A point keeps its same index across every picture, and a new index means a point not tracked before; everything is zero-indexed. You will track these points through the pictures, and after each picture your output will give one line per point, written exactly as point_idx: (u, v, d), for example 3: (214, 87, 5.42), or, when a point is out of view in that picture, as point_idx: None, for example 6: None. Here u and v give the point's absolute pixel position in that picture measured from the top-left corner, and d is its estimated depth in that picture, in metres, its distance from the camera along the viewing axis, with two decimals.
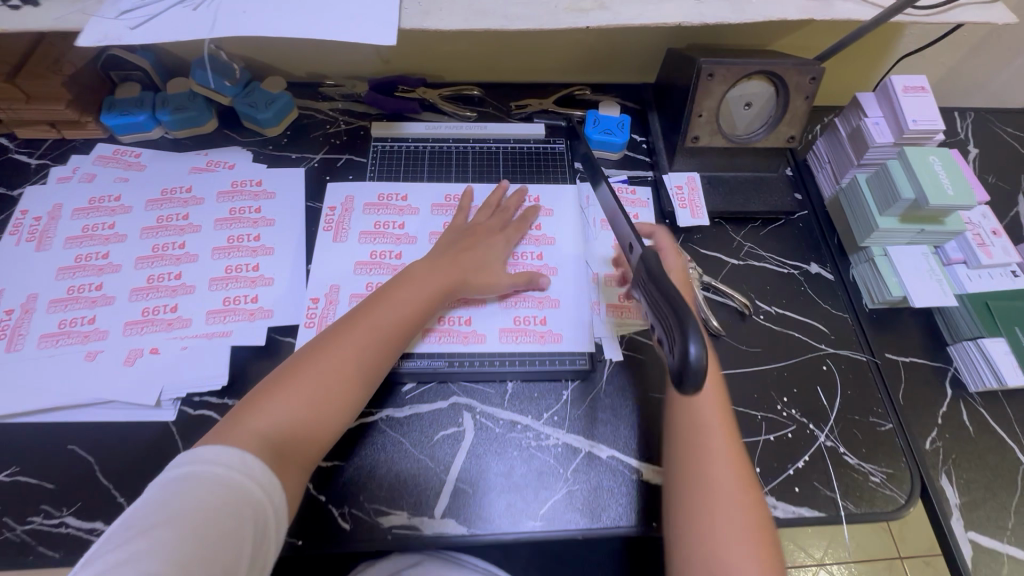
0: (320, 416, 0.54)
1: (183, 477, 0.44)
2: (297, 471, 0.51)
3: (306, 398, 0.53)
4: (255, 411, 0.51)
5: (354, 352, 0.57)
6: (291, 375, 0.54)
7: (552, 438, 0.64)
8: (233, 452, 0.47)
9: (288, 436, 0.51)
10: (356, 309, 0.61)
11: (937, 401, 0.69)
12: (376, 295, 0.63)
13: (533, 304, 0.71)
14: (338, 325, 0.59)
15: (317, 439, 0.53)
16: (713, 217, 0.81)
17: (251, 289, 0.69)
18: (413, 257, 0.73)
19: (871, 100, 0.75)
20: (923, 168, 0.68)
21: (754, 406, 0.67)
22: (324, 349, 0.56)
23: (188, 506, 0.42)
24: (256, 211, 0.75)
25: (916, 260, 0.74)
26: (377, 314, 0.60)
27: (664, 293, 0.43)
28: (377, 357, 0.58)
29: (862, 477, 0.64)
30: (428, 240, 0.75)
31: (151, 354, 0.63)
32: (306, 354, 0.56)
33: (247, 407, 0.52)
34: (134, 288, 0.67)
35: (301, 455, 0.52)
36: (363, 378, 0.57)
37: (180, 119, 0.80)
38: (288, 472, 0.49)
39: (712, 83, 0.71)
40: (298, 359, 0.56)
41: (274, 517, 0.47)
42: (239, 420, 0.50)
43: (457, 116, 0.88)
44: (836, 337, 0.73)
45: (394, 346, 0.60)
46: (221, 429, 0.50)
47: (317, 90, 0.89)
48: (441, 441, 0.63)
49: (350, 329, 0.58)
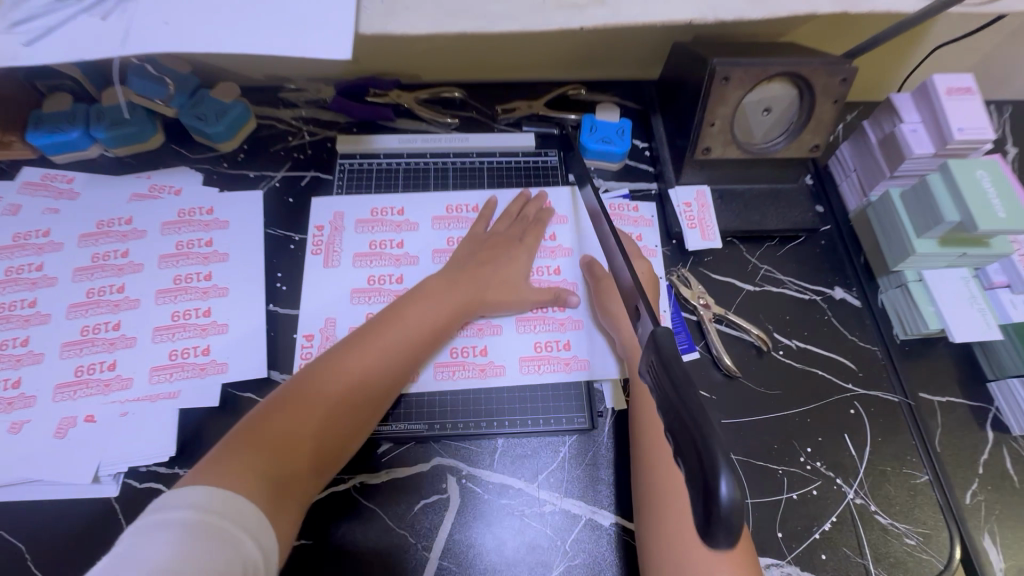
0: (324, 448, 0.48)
1: (159, 526, 0.38)
2: (294, 509, 0.45)
3: (311, 427, 0.48)
4: (254, 438, 0.45)
5: (366, 378, 0.52)
6: (297, 400, 0.48)
7: (548, 505, 0.57)
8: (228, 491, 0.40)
9: (290, 468, 0.45)
10: (369, 326, 0.56)
11: (977, 447, 0.62)
12: (391, 311, 0.57)
13: (555, 326, 0.65)
14: (350, 344, 0.54)
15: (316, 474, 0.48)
16: (726, 236, 0.72)
17: (201, 339, 0.61)
18: (417, 280, 0.66)
19: (907, 103, 0.66)
20: (969, 184, 0.61)
21: (774, 459, 0.60)
22: (335, 371, 0.51)
23: (163, 556, 0.35)
24: (206, 244, 0.66)
25: (956, 287, 0.65)
26: (389, 337, 0.55)
27: (679, 395, 0.32)
28: (388, 383, 0.53)
29: (896, 540, 0.57)
30: (432, 259, 0.68)
31: (86, 423, 0.55)
32: (314, 375, 0.51)
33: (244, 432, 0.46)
34: (65, 343, 0.59)
35: (298, 489, 0.46)
36: (370, 406, 0.52)
37: (119, 136, 0.70)
38: (282, 516, 0.43)
39: (727, 88, 0.62)
40: (304, 379, 0.50)
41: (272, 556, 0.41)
42: (236, 447, 0.44)
43: (435, 123, 0.77)
44: (864, 375, 0.65)
45: (406, 372, 0.55)
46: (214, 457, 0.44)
47: (277, 95, 0.78)
48: (422, 514, 0.56)
49: (364, 350, 0.53)
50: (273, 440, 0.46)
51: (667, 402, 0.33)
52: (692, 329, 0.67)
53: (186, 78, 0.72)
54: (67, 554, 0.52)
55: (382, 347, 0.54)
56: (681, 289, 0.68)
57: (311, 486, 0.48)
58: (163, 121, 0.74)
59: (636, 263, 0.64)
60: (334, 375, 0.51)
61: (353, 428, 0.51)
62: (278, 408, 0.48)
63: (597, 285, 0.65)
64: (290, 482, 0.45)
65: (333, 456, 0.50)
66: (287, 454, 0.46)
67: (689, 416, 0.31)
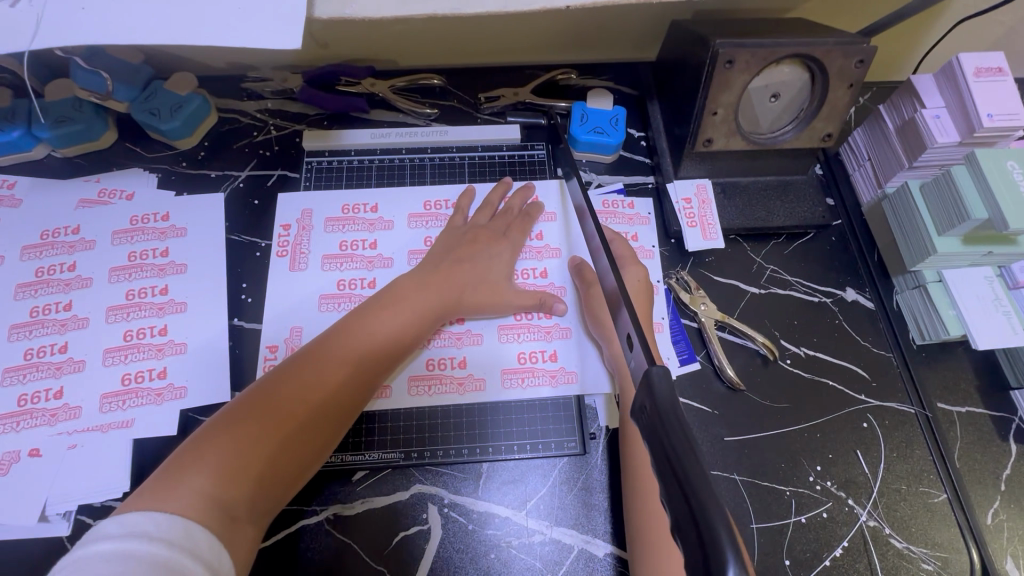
0: (281, 473, 0.43)
1: (122, 555, 0.33)
2: (246, 544, 0.40)
3: (266, 449, 0.42)
4: (199, 464, 0.39)
5: (329, 392, 0.47)
6: (250, 418, 0.43)
7: (537, 535, 0.52)
8: (169, 521, 0.35)
9: (242, 498, 0.40)
10: (331, 332, 0.50)
11: (999, 461, 0.58)
12: (357, 316, 0.52)
13: (541, 334, 0.60)
14: (310, 353, 0.48)
15: (271, 503, 0.43)
16: (729, 234, 0.66)
17: (157, 360, 0.56)
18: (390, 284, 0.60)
19: (928, 85, 0.60)
20: (999, 175, 0.55)
21: (781, 479, 0.55)
22: (297, 382, 0.46)
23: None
24: (162, 254, 0.60)
25: (979, 287, 0.60)
26: (357, 341, 0.50)
27: (674, 453, 0.28)
28: (354, 397, 0.48)
29: (912, 566, 0.53)
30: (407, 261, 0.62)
31: (31, 458, 0.51)
32: (269, 390, 0.45)
33: (187, 457, 0.40)
34: (6, 369, 0.54)
35: (254, 515, 0.41)
36: (333, 423, 0.47)
37: (65, 135, 0.63)
38: (235, 547, 0.38)
39: (731, 73, 0.56)
40: (257, 393, 0.45)
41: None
42: (178, 477, 0.38)
43: (414, 115, 0.70)
44: (878, 385, 0.60)
45: (375, 382, 0.50)
46: (151, 489, 0.38)
47: (240, 85, 0.71)
48: (400, 548, 0.51)
49: (326, 360, 0.47)
50: (222, 466, 0.40)
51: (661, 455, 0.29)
52: (692, 337, 0.62)
53: (136, 69, 0.64)
54: None
55: (347, 357, 0.48)
56: (680, 294, 0.62)
57: (265, 516, 0.42)
58: (116, 117, 0.67)
59: (631, 268, 0.59)
60: (292, 389, 0.45)
61: (313, 449, 0.45)
62: (228, 429, 0.42)
63: (587, 289, 0.59)
64: (242, 513, 0.40)
65: (292, 478, 0.44)
66: (238, 482, 0.40)
67: (687, 482, 0.27)
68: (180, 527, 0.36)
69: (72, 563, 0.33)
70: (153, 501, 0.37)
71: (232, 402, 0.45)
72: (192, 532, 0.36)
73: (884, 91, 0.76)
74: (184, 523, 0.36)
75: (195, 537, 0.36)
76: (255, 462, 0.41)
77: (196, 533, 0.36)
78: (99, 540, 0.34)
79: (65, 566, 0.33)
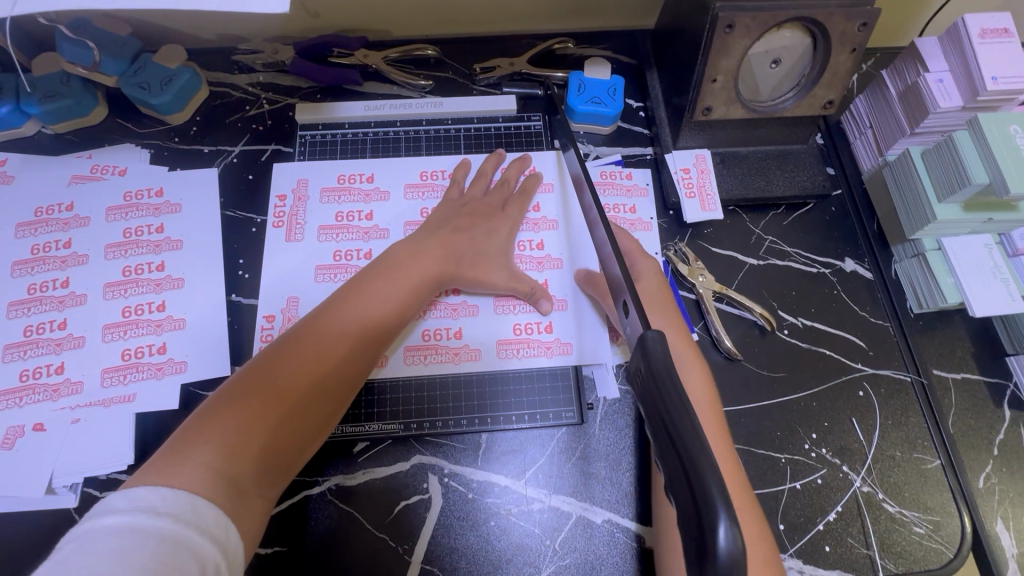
0: (285, 446, 0.43)
1: (127, 530, 0.33)
2: (255, 516, 0.41)
3: (266, 426, 0.42)
4: (203, 440, 0.40)
5: (328, 364, 0.46)
6: (250, 394, 0.43)
7: (537, 503, 0.53)
8: (176, 496, 0.36)
9: (248, 472, 0.40)
10: (327, 304, 0.50)
11: (993, 427, 0.58)
12: (352, 287, 0.51)
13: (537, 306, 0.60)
14: (307, 326, 0.47)
15: (278, 475, 0.43)
16: (727, 205, 0.66)
17: (156, 336, 0.56)
18: None
19: (933, 49, 0.59)
20: (1002, 139, 0.54)
21: (776, 447, 0.56)
22: (294, 357, 0.45)
23: (131, 549, 0.32)
24: (157, 230, 0.60)
25: (978, 255, 0.60)
26: (353, 313, 0.49)
27: (670, 420, 0.28)
28: (354, 368, 0.48)
29: (903, 529, 0.54)
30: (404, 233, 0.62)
31: (35, 432, 0.52)
32: (267, 364, 0.45)
33: (190, 435, 0.40)
34: (7, 345, 0.55)
35: (262, 488, 0.42)
36: (334, 396, 0.46)
37: (55, 111, 0.62)
38: (244, 520, 0.39)
39: (731, 37, 0.55)
40: (256, 369, 0.44)
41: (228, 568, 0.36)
42: (183, 453, 0.39)
43: (408, 87, 0.69)
44: (875, 353, 0.60)
45: (374, 353, 0.50)
46: (157, 465, 0.38)
47: (230, 57, 0.70)
48: (403, 517, 0.52)
49: (322, 334, 0.47)
50: (225, 442, 0.40)
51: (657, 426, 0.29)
52: (690, 309, 0.62)
53: (124, 42, 0.63)
54: (22, 569, 0.49)
55: (344, 329, 0.48)
56: (678, 265, 0.62)
57: (273, 488, 0.43)
58: (106, 92, 0.66)
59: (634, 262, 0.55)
60: (290, 364, 0.45)
61: (316, 422, 0.45)
62: (229, 405, 0.42)
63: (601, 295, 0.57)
64: (249, 487, 0.40)
65: (297, 450, 0.45)
66: (244, 457, 0.40)
67: (682, 448, 0.27)
68: (186, 503, 0.36)
69: (77, 538, 0.33)
70: (160, 477, 0.37)
71: (232, 378, 0.45)
72: (197, 507, 0.36)
73: (887, 56, 0.74)
74: (189, 499, 0.36)
75: (201, 513, 0.36)
76: (258, 437, 0.41)
77: (201, 509, 0.36)
78: (104, 515, 0.34)
79: (70, 540, 0.33)
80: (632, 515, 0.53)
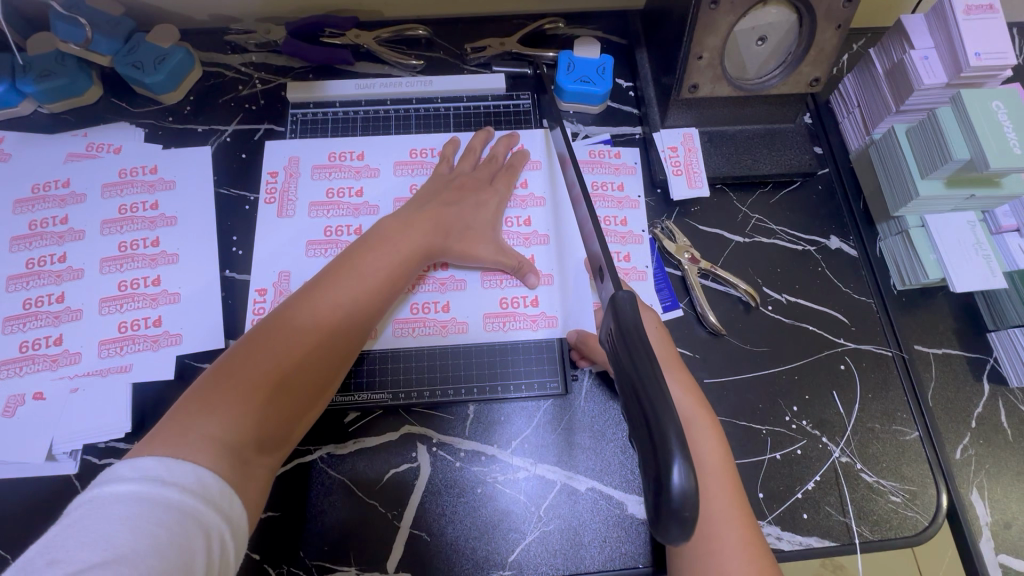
0: (284, 416, 0.44)
1: (133, 499, 0.34)
2: (259, 481, 0.42)
3: (264, 398, 0.43)
4: (206, 413, 0.40)
5: (322, 337, 0.47)
6: (250, 367, 0.43)
7: (522, 471, 0.55)
8: (183, 466, 0.36)
9: (251, 441, 0.41)
10: (319, 278, 0.50)
11: (972, 400, 0.59)
12: (343, 260, 0.51)
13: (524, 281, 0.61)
14: (301, 298, 0.48)
15: (278, 445, 0.45)
16: (715, 183, 0.66)
17: (152, 309, 0.57)
18: None
19: (918, 27, 0.60)
20: (983, 116, 0.55)
21: (758, 419, 0.57)
22: (288, 331, 0.46)
23: (139, 517, 0.33)
24: (152, 207, 0.61)
25: (961, 231, 0.60)
26: (344, 287, 0.49)
27: (641, 379, 0.32)
28: (350, 338, 0.49)
29: (880, 498, 0.55)
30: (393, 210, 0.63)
31: (35, 401, 0.53)
32: (264, 337, 0.45)
33: (190, 407, 0.41)
34: (7, 318, 0.56)
35: (262, 457, 0.43)
36: (328, 368, 0.47)
37: (50, 90, 0.62)
38: (249, 488, 0.40)
39: (716, 14, 0.55)
40: (252, 342, 0.45)
41: (233, 537, 0.37)
42: (188, 426, 0.39)
43: (399, 66, 0.70)
44: (857, 329, 0.61)
45: (366, 326, 0.50)
46: (158, 436, 0.38)
47: (222, 38, 0.70)
48: (392, 484, 0.54)
49: (314, 308, 0.47)
50: (228, 413, 0.41)
51: (635, 395, 0.32)
52: (676, 285, 0.62)
53: (117, 22, 0.64)
54: (26, 531, 0.50)
55: (338, 300, 0.48)
56: (664, 243, 0.63)
57: (272, 457, 0.44)
58: (100, 72, 0.67)
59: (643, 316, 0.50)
60: (287, 336, 0.45)
61: (312, 393, 0.46)
62: (228, 378, 0.42)
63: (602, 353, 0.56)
64: (252, 456, 0.41)
65: (293, 421, 0.46)
66: (247, 427, 0.41)
67: (648, 405, 0.30)
68: (192, 474, 0.36)
69: (86, 504, 0.34)
70: (165, 447, 0.37)
71: (228, 352, 0.45)
72: (202, 477, 0.37)
73: (877, 36, 0.75)
74: (194, 469, 0.37)
75: (207, 483, 0.37)
76: (257, 409, 0.42)
77: (207, 479, 0.37)
78: (111, 482, 0.35)
79: (78, 507, 0.34)
80: (615, 482, 0.54)
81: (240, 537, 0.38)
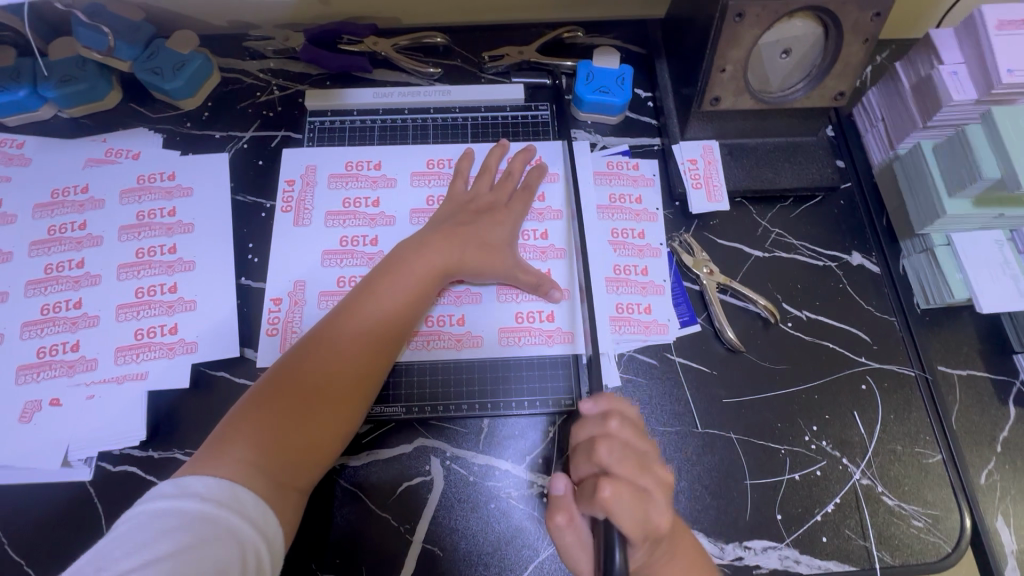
0: (312, 440, 0.45)
1: (177, 515, 0.38)
2: (292, 502, 0.44)
3: (292, 424, 0.45)
4: (236, 439, 0.43)
5: (345, 363, 0.48)
6: (277, 392, 0.46)
7: (537, 487, 0.54)
8: (222, 485, 0.40)
9: (281, 465, 0.43)
10: (340, 307, 0.51)
11: (998, 423, 0.58)
12: (364, 288, 0.52)
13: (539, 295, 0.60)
14: (325, 326, 0.50)
15: (314, 466, 0.46)
16: (734, 196, 0.65)
17: (168, 317, 0.57)
18: (392, 241, 0.60)
19: (947, 41, 0.59)
20: (1016, 134, 0.54)
21: (776, 438, 0.56)
22: (311, 361, 0.47)
23: (182, 534, 0.37)
24: (169, 214, 0.61)
25: (988, 251, 0.59)
26: (363, 314, 0.50)
27: None
28: (371, 362, 0.49)
29: (903, 522, 0.54)
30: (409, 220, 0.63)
31: (52, 407, 0.54)
32: (290, 366, 0.47)
33: (226, 433, 0.44)
34: (25, 322, 0.56)
35: (294, 482, 0.44)
36: (355, 394, 0.48)
37: (71, 94, 0.63)
38: (283, 508, 0.42)
39: (740, 27, 0.54)
40: (280, 372, 0.47)
41: (269, 552, 0.40)
42: (222, 448, 0.42)
43: (417, 74, 0.70)
44: (880, 348, 0.60)
45: (390, 349, 0.51)
46: (200, 459, 0.42)
47: (241, 43, 0.70)
48: (406, 497, 0.54)
49: (337, 336, 0.49)
50: (258, 436, 0.43)
51: None
52: (694, 300, 0.61)
53: (138, 27, 0.64)
54: (41, 536, 0.51)
55: (357, 328, 0.49)
56: (683, 257, 0.62)
57: (306, 481, 0.45)
58: (120, 77, 0.67)
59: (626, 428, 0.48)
60: (310, 364, 0.47)
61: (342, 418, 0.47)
62: (258, 407, 0.45)
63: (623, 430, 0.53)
64: (284, 479, 0.43)
65: (328, 447, 0.46)
66: (277, 453, 0.43)
67: None
68: (227, 489, 0.40)
69: (134, 517, 0.38)
70: (205, 466, 0.41)
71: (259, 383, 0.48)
72: (237, 493, 0.40)
73: (903, 48, 0.73)
74: (230, 486, 0.40)
75: (242, 499, 0.40)
76: (286, 433, 0.44)
77: (241, 494, 0.40)
78: (158, 498, 0.39)
79: (130, 518, 0.39)
80: None
81: (277, 550, 0.41)
